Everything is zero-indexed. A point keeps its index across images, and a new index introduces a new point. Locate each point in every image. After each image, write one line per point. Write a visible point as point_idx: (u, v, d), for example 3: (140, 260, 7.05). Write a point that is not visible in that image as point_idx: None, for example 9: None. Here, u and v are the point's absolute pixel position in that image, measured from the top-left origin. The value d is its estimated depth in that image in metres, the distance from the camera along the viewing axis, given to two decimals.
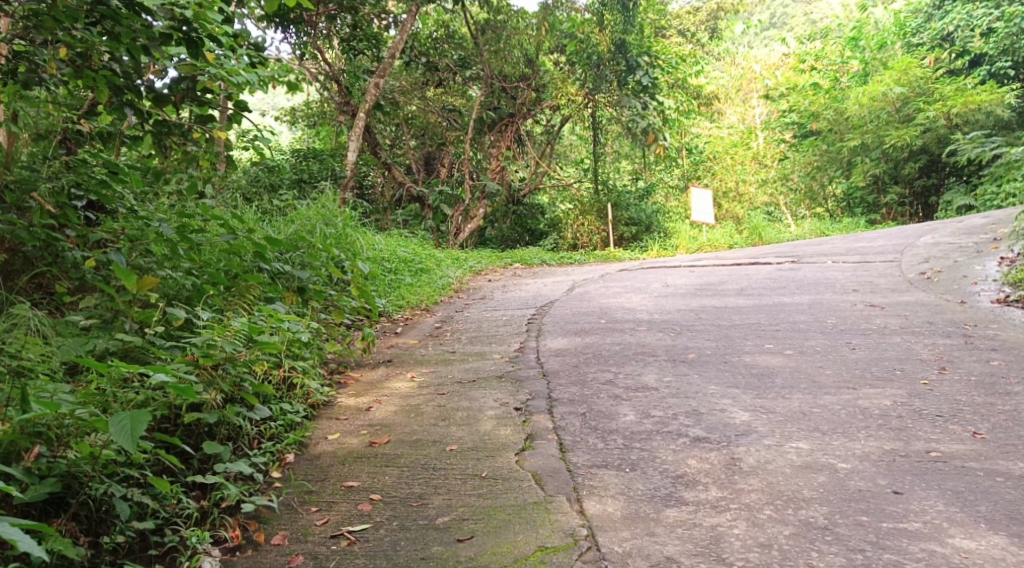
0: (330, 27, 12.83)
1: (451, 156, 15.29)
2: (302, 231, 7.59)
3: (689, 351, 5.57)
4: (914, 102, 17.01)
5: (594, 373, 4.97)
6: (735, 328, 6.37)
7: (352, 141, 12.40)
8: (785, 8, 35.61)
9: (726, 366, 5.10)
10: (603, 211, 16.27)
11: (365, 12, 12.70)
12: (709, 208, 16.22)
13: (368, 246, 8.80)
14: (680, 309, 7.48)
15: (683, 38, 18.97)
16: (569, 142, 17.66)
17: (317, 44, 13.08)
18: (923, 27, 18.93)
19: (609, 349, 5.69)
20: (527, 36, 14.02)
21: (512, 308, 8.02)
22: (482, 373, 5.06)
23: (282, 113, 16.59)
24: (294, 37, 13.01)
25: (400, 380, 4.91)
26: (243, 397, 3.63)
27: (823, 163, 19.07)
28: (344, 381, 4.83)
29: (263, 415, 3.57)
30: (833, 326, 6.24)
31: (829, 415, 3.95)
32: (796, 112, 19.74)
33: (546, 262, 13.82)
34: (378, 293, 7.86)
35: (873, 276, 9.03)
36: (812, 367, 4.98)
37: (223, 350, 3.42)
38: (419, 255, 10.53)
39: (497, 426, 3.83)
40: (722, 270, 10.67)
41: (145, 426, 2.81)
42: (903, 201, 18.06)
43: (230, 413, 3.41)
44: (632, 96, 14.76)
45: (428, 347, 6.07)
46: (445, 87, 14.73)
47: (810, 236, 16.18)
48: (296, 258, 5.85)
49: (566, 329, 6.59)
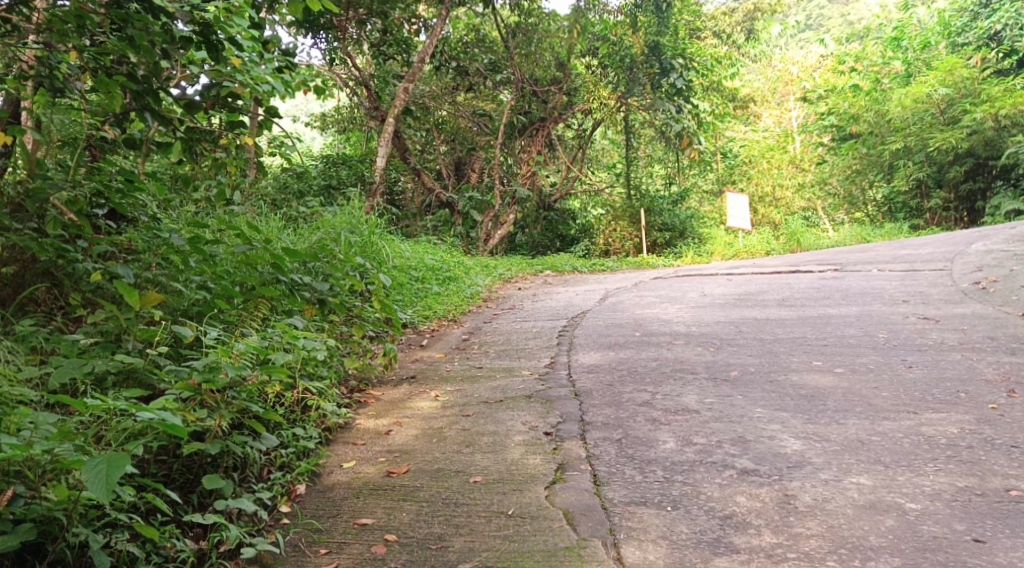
0: (362, 32, 12.65)
1: (482, 162, 15.06)
2: (325, 240, 7.35)
3: (731, 368, 5.24)
4: (960, 103, 16.46)
5: (629, 392, 4.65)
6: (778, 342, 6.02)
7: (382, 146, 12.18)
8: (818, 11, 34.92)
9: (771, 386, 4.77)
10: (636, 216, 15.92)
11: (396, 17, 12.53)
12: (746, 214, 15.80)
13: (394, 254, 8.54)
14: (718, 321, 7.13)
15: (718, 40, 18.59)
16: (600, 146, 17.32)
17: (348, 50, 12.92)
18: (968, 26, 18.35)
19: (645, 366, 5.37)
20: (559, 39, 13.74)
21: (542, 319, 7.72)
22: (510, 392, 4.76)
23: (312, 119, 16.46)
24: (325, 42, 12.74)
25: (423, 399, 4.63)
26: (249, 426, 3.44)
27: (862, 167, 18.56)
28: (364, 401, 4.56)
29: (270, 445, 3.33)
30: (885, 341, 5.87)
31: (890, 445, 3.61)
32: (835, 115, 19.16)
33: (578, 269, 13.50)
34: (404, 304, 7.61)
35: (922, 287, 8.62)
36: (866, 387, 4.63)
37: (225, 375, 3.17)
38: (448, 262, 10.27)
39: (525, 454, 3.53)
40: (761, 279, 10.29)
41: (121, 472, 2.62)
42: (947, 206, 17.48)
43: (232, 444, 3.18)
44: (665, 100, 14.35)
45: (454, 361, 5.80)
46: (475, 91, 14.59)
47: (850, 242, 15.70)
48: (317, 269, 5.61)
49: (598, 343, 6.27)
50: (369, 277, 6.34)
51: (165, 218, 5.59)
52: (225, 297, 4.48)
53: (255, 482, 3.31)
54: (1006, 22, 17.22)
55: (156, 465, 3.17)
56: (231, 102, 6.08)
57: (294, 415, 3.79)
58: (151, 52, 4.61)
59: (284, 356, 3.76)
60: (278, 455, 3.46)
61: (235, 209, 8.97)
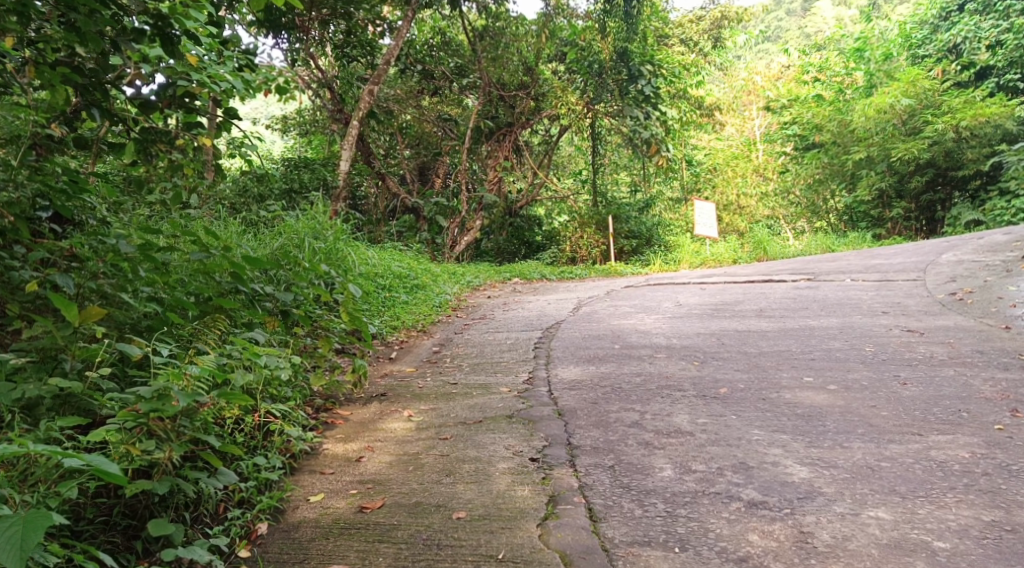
0: (324, 33, 12.25)
1: (446, 167, 14.77)
2: (281, 249, 6.90)
3: (720, 385, 4.97)
4: (921, 114, 16.39)
5: (616, 411, 4.35)
6: (764, 356, 5.78)
7: (345, 150, 11.81)
8: (779, 23, 35.00)
9: (764, 403, 4.52)
10: (604, 224, 15.53)
11: (360, 18, 11.88)
12: (713, 221, 15.65)
13: (359, 262, 8.16)
14: (698, 333, 6.88)
15: (685, 47, 18.48)
16: (566, 152, 17.05)
17: (310, 52, 12.54)
18: (929, 39, 18.42)
19: (629, 382, 5.08)
20: (526, 42, 13.33)
21: (515, 330, 7.41)
22: (489, 411, 4.44)
23: (273, 121, 15.99)
24: (286, 43, 12.42)
25: (395, 420, 4.29)
26: (203, 460, 3.13)
27: (824, 176, 18.51)
28: (331, 422, 4.22)
29: (228, 480, 3.05)
30: (874, 355, 5.65)
31: (901, 472, 3.35)
32: (798, 124, 19.11)
33: (546, 276, 13.21)
34: (370, 314, 7.27)
35: (899, 297, 8.47)
36: (864, 405, 4.39)
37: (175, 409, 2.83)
38: (414, 269, 9.94)
39: (511, 484, 3.26)
40: (736, 288, 10.08)
41: (35, 537, 2.41)
42: (908, 216, 17.52)
43: (184, 484, 2.88)
44: (633, 106, 14.09)
45: (426, 376, 5.46)
46: (440, 95, 14.18)
47: (816, 251, 15.61)
48: (279, 276, 5.26)
49: (578, 356, 5.99)
50: (335, 284, 6.00)
51: (116, 223, 5.23)
52: (177, 311, 4.12)
53: (209, 522, 3.04)
54: (966, 35, 17.28)
55: (94, 506, 2.92)
56: (187, 103, 5.70)
57: (257, 439, 3.47)
58: (98, 42, 4.24)
59: (244, 376, 3.41)
60: (238, 489, 3.18)
61: (193, 213, 8.55)
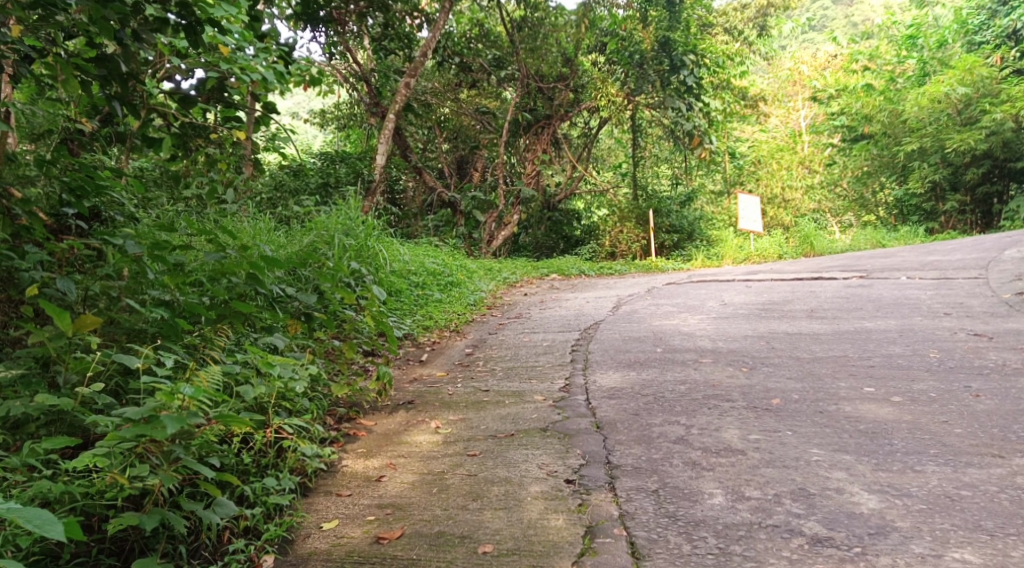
0: (361, 26, 12.02)
1: (485, 161, 14.44)
2: (305, 248, 6.61)
3: (772, 395, 4.62)
4: (978, 103, 15.73)
5: (660, 425, 4.03)
6: (818, 363, 5.41)
7: (382, 143, 11.56)
8: (823, 11, 33.91)
9: (823, 416, 4.16)
10: (644, 217, 15.12)
11: (397, 11, 11.89)
12: (757, 215, 15.17)
13: (390, 260, 7.86)
14: (746, 335, 6.51)
15: (730, 36, 17.95)
16: (606, 145, 16.65)
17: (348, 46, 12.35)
18: (986, 24, 17.60)
19: (673, 391, 4.74)
20: (564, 33, 12.99)
21: (552, 330, 7.09)
22: (522, 423, 4.13)
23: (310, 115, 15.79)
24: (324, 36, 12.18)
25: (422, 431, 4.02)
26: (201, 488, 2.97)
27: (874, 168, 17.91)
28: (353, 433, 3.96)
29: (226, 512, 2.88)
30: (939, 363, 5.26)
31: (986, 503, 3.02)
32: (846, 115, 18.44)
33: (585, 272, 12.86)
34: (400, 315, 7.00)
35: (960, 297, 8.00)
36: (934, 421, 4.02)
37: (163, 435, 2.62)
38: (449, 266, 9.65)
39: (544, 511, 3.00)
40: (784, 286, 9.65)
41: None
42: (962, 209, 16.86)
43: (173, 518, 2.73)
44: (675, 97, 13.65)
45: (457, 382, 5.17)
46: (478, 88, 13.89)
47: (865, 246, 15.06)
48: (301, 276, 5.02)
49: (618, 360, 5.65)
50: (363, 283, 5.71)
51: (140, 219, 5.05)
52: (189, 316, 3.90)
53: (210, 554, 2.88)
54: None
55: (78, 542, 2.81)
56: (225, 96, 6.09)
57: (268, 456, 3.27)
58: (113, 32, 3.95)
59: (250, 392, 3.21)
60: (244, 516, 3.00)
61: (225, 209, 8.35)
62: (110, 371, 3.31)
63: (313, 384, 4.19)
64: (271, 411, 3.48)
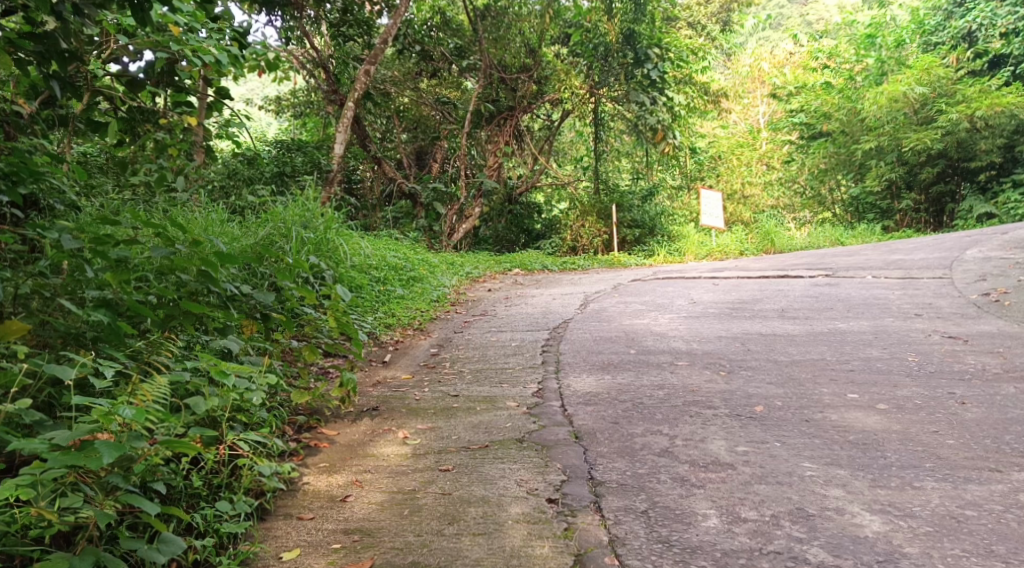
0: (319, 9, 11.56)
1: (444, 151, 14.26)
2: (259, 242, 6.28)
3: (754, 402, 4.43)
4: (935, 103, 15.73)
5: (641, 435, 3.81)
6: (797, 366, 5.25)
7: (340, 132, 11.22)
8: (779, 9, 33.83)
9: (810, 425, 3.97)
10: (606, 212, 14.94)
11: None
12: (719, 211, 15.06)
13: (349, 255, 7.53)
14: (719, 336, 6.34)
15: (694, 31, 17.80)
16: (568, 138, 16.44)
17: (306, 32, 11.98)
18: (942, 25, 17.79)
19: (651, 397, 4.53)
20: (529, 23, 12.66)
21: (520, 329, 6.85)
22: (497, 433, 3.89)
23: (265, 102, 15.31)
24: (281, 21, 11.77)
25: (389, 442, 3.77)
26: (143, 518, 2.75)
27: (831, 165, 17.91)
28: (315, 444, 3.70)
29: (172, 549, 2.65)
30: (920, 367, 5.12)
31: (992, 525, 2.86)
32: (805, 112, 18.39)
33: (548, 267, 12.62)
34: (361, 312, 6.71)
35: (928, 298, 7.92)
36: (926, 431, 3.85)
37: (98, 464, 2.50)
38: (410, 260, 9.35)
39: (527, 537, 2.85)
40: (751, 284, 9.53)
41: None
42: (918, 208, 16.96)
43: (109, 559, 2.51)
44: (639, 91, 13.58)
45: (423, 386, 4.92)
46: (439, 77, 13.56)
47: (823, 243, 15.04)
48: (256, 273, 4.76)
49: (590, 362, 5.43)
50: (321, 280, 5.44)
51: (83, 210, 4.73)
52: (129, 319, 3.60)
53: None
54: (982, 22, 16.69)
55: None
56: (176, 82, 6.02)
57: (221, 475, 3.04)
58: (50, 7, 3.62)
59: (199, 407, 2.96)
60: (194, 547, 2.76)
61: (176, 198, 7.95)
62: (40, 384, 3.04)
63: (270, 391, 3.91)
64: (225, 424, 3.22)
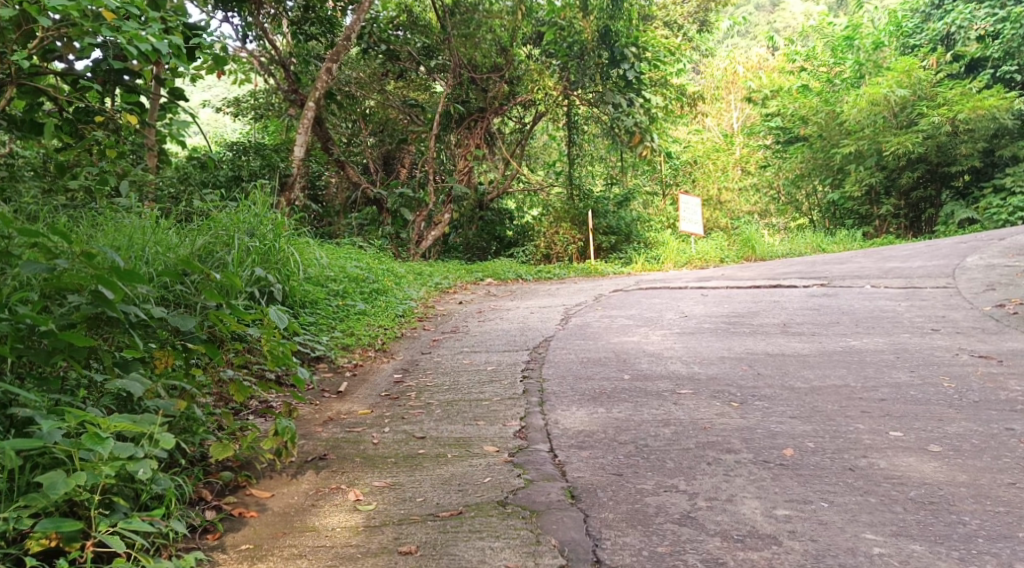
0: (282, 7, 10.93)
1: (413, 156, 13.43)
2: (191, 255, 5.47)
3: (781, 443, 3.68)
4: (915, 106, 15.04)
5: (656, 491, 3.09)
6: (819, 394, 4.53)
7: (301, 134, 10.40)
8: (747, 15, 32.98)
9: (856, 475, 3.24)
10: (581, 218, 14.19)
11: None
12: (698, 217, 14.37)
13: (301, 266, 6.71)
14: (721, 356, 5.62)
15: (671, 32, 17.07)
16: (541, 142, 15.66)
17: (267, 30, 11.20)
18: (920, 28, 17.23)
19: (657, 437, 3.79)
20: (501, 20, 11.85)
21: (495, 348, 6.10)
22: (473, 493, 3.12)
23: (224, 104, 14.39)
24: (238, 18, 10.94)
25: (337, 504, 3.07)
26: None
27: (807, 170, 17.25)
28: (239, 512, 3.01)
29: None
30: (960, 395, 4.43)
31: None
32: (782, 116, 17.78)
33: (522, 277, 11.85)
34: (313, 332, 5.94)
35: (939, 310, 7.26)
36: (1000, 484, 3.14)
37: None
38: (374, 270, 8.55)
39: None
40: (742, 294, 8.85)
41: None
42: (897, 214, 16.35)
43: None
44: (615, 93, 12.80)
45: (382, 424, 4.16)
46: (406, 79, 12.81)
47: (805, 251, 14.40)
48: (177, 295, 4.00)
49: (579, 392, 4.66)
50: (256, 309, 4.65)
51: None
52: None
53: None
54: (960, 24, 16.32)
55: None
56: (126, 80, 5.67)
57: None
58: None
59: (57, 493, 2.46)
60: None
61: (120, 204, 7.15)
62: None
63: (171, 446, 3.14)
64: (98, 511, 2.62)
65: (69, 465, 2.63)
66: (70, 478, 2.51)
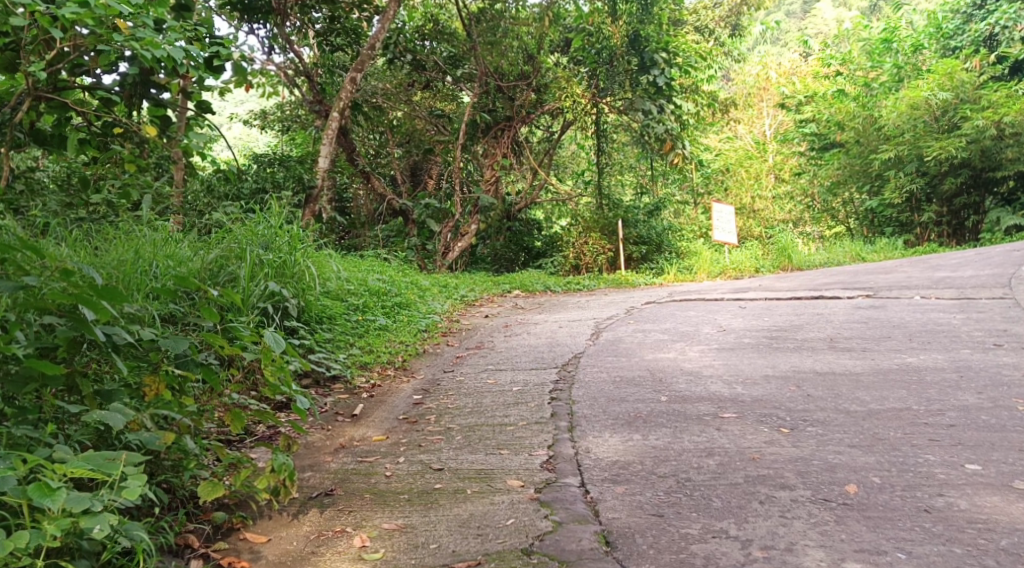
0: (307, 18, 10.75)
1: (440, 167, 13.13)
2: (201, 270, 5.17)
3: (843, 477, 3.27)
4: (958, 109, 14.46)
5: (704, 539, 2.75)
6: (879, 419, 4.11)
7: (325, 145, 10.11)
8: (777, 20, 32.37)
9: (933, 518, 2.85)
10: (611, 228, 13.68)
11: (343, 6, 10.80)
12: (732, 226, 13.89)
13: (318, 280, 6.37)
14: (764, 374, 5.21)
15: (703, 36, 16.58)
16: (569, 151, 15.29)
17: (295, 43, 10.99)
18: (961, 29, 16.58)
19: (701, 469, 3.41)
20: (528, 27, 11.61)
21: (523, 365, 5.74)
22: (493, 538, 2.82)
23: (250, 116, 14.18)
24: (264, 29, 10.69)
25: (341, 553, 2.78)
26: None
27: (843, 177, 16.56)
28: (231, 561, 2.77)
29: None
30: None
31: None
32: (816, 122, 17.20)
33: (551, 288, 11.48)
34: (330, 350, 5.61)
35: (998, 323, 6.78)
36: None
37: None
38: (397, 283, 8.22)
39: None
40: (783, 306, 8.41)
41: None
42: (938, 221, 15.65)
43: None
44: (646, 99, 12.36)
45: (398, 453, 3.80)
46: (432, 89, 12.60)
47: (843, 260, 13.86)
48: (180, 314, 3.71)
49: (612, 416, 4.28)
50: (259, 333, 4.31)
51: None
52: None
53: None
54: (1004, 24, 15.65)
55: None
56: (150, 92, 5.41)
57: None
58: None
59: None
60: None
61: (144, 217, 6.94)
62: None
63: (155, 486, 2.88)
64: None
65: (15, 520, 2.41)
66: (9, 540, 2.28)
